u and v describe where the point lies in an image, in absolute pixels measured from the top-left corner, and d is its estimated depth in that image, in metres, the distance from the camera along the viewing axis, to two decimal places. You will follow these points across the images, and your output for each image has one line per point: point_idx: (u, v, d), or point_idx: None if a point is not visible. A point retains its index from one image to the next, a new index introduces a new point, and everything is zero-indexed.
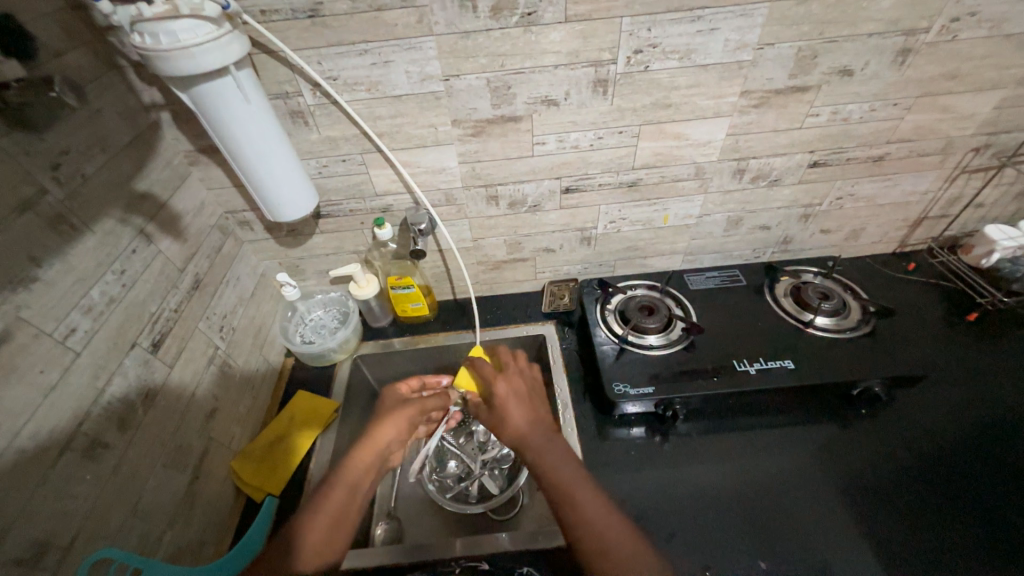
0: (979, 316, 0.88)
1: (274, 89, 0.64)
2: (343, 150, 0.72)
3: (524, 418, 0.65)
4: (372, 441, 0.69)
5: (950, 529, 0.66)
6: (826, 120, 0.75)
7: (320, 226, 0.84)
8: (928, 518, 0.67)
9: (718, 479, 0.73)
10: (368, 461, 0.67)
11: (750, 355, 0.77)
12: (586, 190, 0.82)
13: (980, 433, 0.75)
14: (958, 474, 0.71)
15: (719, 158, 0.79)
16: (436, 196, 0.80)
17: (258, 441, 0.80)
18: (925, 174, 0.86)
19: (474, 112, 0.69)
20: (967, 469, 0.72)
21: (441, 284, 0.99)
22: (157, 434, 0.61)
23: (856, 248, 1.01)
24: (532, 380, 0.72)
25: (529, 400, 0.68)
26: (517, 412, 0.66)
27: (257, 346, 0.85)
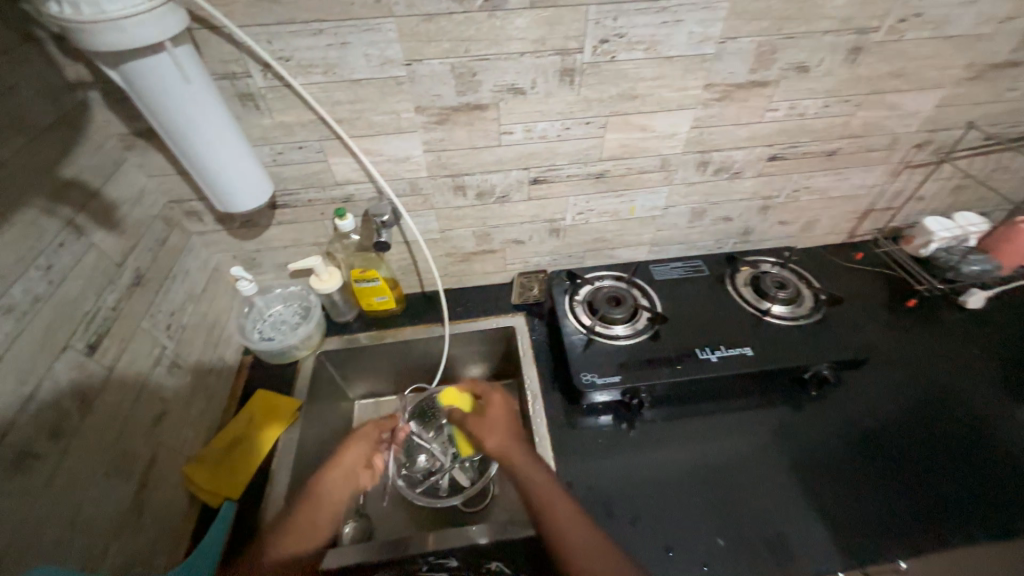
0: (917, 303, 0.95)
1: (220, 69, 0.60)
2: (298, 137, 0.68)
3: (502, 439, 0.75)
4: (340, 462, 0.77)
5: (891, 500, 0.70)
6: (784, 115, 0.77)
7: (276, 217, 0.80)
8: (871, 491, 0.71)
9: (680, 463, 0.75)
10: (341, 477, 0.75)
11: (712, 343, 0.80)
12: (554, 181, 0.81)
13: (916, 409, 0.81)
14: (897, 448, 0.76)
15: (683, 150, 0.80)
16: (400, 185, 0.77)
17: (215, 444, 0.76)
18: (873, 168, 0.90)
19: (439, 98, 0.67)
20: (905, 442, 0.77)
21: (407, 276, 0.96)
22: (97, 441, 0.57)
23: (810, 238, 1.05)
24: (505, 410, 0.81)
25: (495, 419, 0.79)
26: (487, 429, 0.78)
27: (210, 344, 0.80)
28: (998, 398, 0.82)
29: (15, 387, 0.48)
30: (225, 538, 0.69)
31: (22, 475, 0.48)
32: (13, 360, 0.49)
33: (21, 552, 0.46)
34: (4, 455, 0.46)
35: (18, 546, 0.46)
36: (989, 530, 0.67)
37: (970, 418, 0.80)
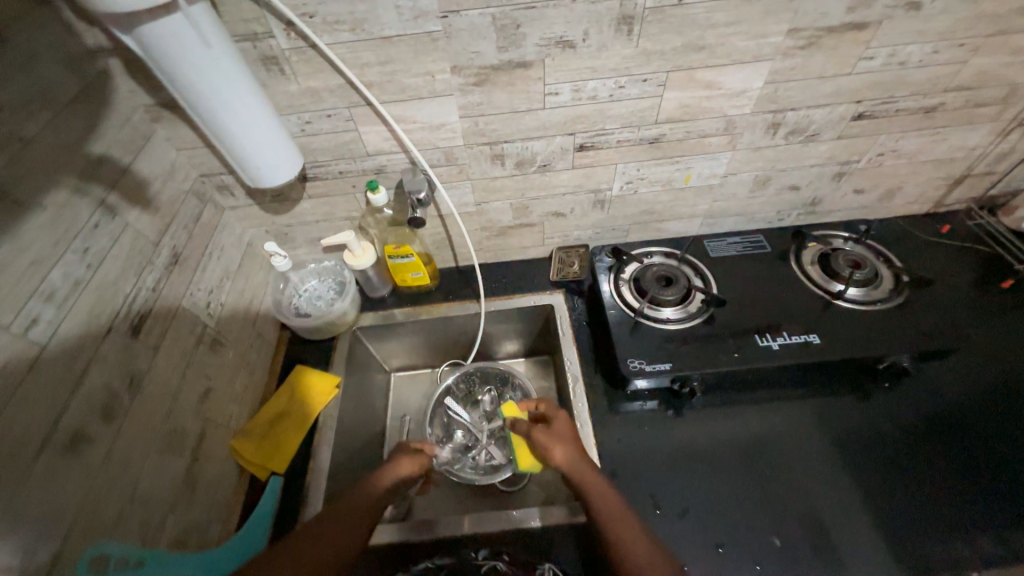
0: (1015, 284, 0.82)
1: (241, 29, 0.54)
2: (327, 104, 0.63)
3: (568, 450, 0.60)
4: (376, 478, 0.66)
5: (967, 505, 0.64)
6: (880, 64, 0.65)
7: (308, 191, 0.76)
8: (944, 493, 0.65)
9: (732, 455, 0.71)
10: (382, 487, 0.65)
11: (773, 329, 0.73)
12: (602, 148, 0.73)
13: (1002, 402, 0.72)
14: (977, 446, 0.69)
15: (753, 110, 0.70)
16: (434, 155, 0.72)
17: (259, 418, 0.77)
18: (979, 127, 0.77)
19: (477, 56, 0.59)
20: (987, 440, 0.69)
21: (442, 251, 0.92)
22: (148, 421, 0.58)
23: (888, 208, 0.93)
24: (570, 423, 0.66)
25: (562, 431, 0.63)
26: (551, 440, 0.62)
27: (248, 320, 0.80)
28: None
29: (64, 372, 0.48)
30: (274, 510, 0.71)
31: (79, 457, 0.49)
32: (60, 346, 0.48)
33: (84, 530, 0.48)
34: (60, 440, 0.47)
35: (81, 524, 0.48)
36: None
37: None
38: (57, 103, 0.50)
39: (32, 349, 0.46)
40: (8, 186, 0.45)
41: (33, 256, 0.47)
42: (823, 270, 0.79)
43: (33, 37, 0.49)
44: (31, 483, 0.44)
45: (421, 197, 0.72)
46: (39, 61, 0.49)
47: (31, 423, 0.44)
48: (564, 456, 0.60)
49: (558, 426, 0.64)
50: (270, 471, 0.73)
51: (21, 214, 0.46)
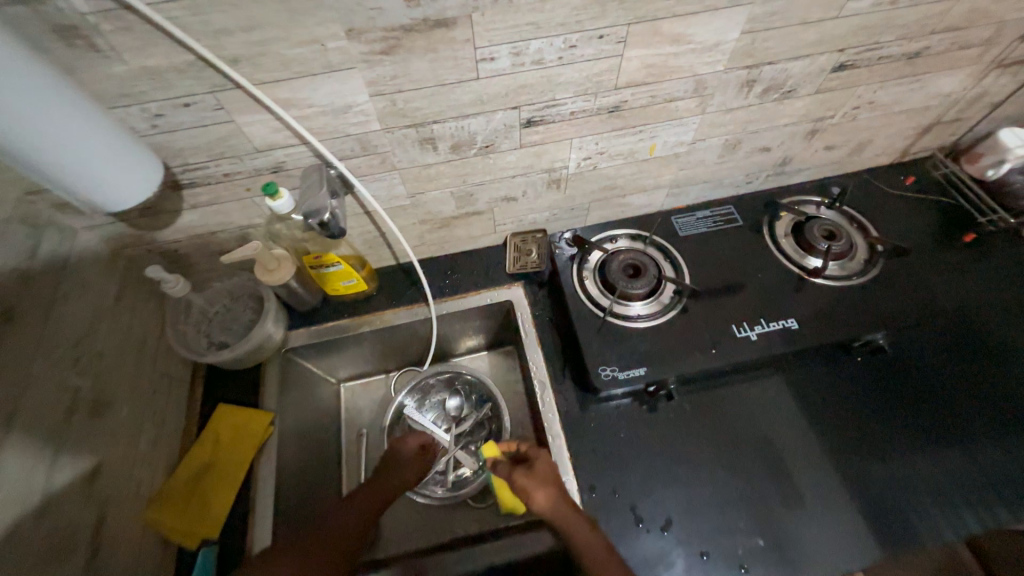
0: (977, 237, 0.81)
1: None
2: (179, 88, 0.46)
3: (550, 495, 0.57)
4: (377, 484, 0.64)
5: (937, 471, 0.64)
6: (869, 5, 0.55)
7: (187, 200, 0.60)
8: (916, 463, 0.65)
9: (713, 452, 0.67)
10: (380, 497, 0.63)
11: (750, 317, 0.69)
12: (554, 121, 0.61)
13: (965, 354, 0.71)
14: (944, 407, 0.68)
15: (726, 66, 0.59)
16: (345, 144, 0.57)
17: (179, 478, 0.65)
18: (957, 71, 0.70)
19: (379, 13, 0.44)
20: (952, 398, 0.69)
21: (377, 250, 0.79)
22: (12, 535, 0.45)
23: (857, 163, 0.88)
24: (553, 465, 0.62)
25: (543, 473, 0.59)
26: (532, 485, 0.58)
27: (144, 363, 0.65)
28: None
29: None
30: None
31: None
32: None
33: None
34: None
35: None
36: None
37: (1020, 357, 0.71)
38: None
39: None
40: None
41: None
42: (797, 243, 0.74)
43: None
44: None
45: (323, 219, 0.55)
46: None
47: None
48: (546, 502, 0.57)
49: (540, 468, 0.60)
50: (200, 538, 0.63)
51: None
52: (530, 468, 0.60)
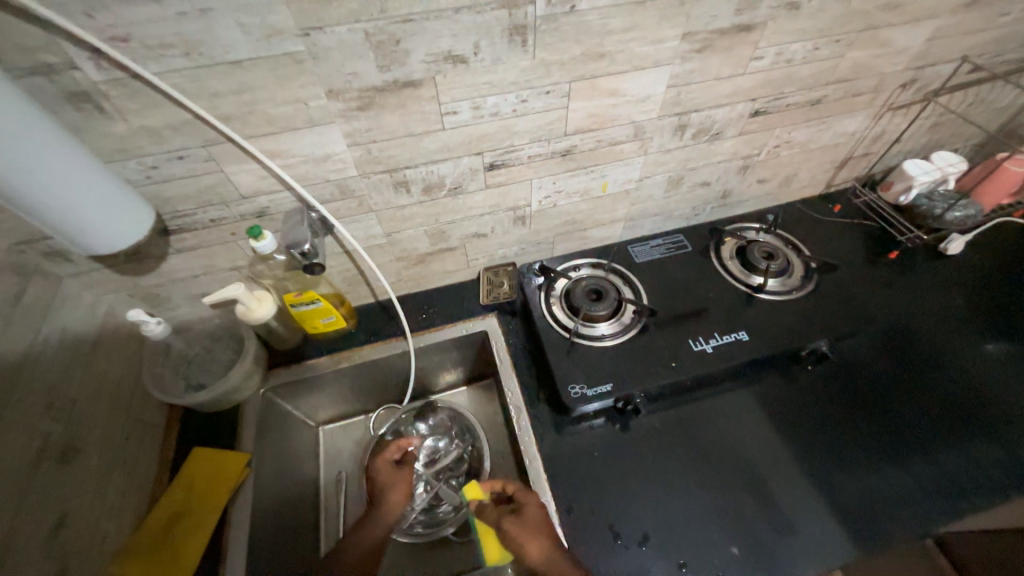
0: (899, 255, 0.91)
1: (25, 60, 0.42)
2: (174, 143, 0.52)
3: (544, 544, 0.56)
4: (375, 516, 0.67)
5: (895, 471, 0.68)
6: (769, 63, 0.67)
7: (174, 244, 0.63)
8: (878, 466, 0.68)
9: (685, 465, 0.69)
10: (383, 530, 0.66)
11: (704, 332, 0.75)
12: (514, 165, 0.69)
13: (903, 361, 0.78)
14: (893, 410, 0.73)
15: (659, 114, 0.69)
16: (325, 189, 0.62)
17: (147, 527, 0.63)
18: (857, 114, 0.83)
19: (355, 77, 0.51)
20: (899, 402, 0.74)
21: (355, 288, 0.83)
22: None
23: (789, 194, 0.99)
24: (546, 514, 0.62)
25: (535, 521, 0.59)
26: (524, 539, 0.57)
27: (119, 408, 0.65)
28: (968, 334, 0.82)
29: None
30: None
31: None
32: None
33: None
34: None
35: None
36: (979, 475, 0.68)
37: (950, 363, 0.78)
38: None
39: None
40: None
41: None
42: (742, 264, 0.82)
43: None
44: None
45: (306, 250, 0.61)
46: None
47: None
48: (541, 552, 0.56)
49: (531, 515, 0.60)
50: None
51: None
52: (520, 516, 0.60)
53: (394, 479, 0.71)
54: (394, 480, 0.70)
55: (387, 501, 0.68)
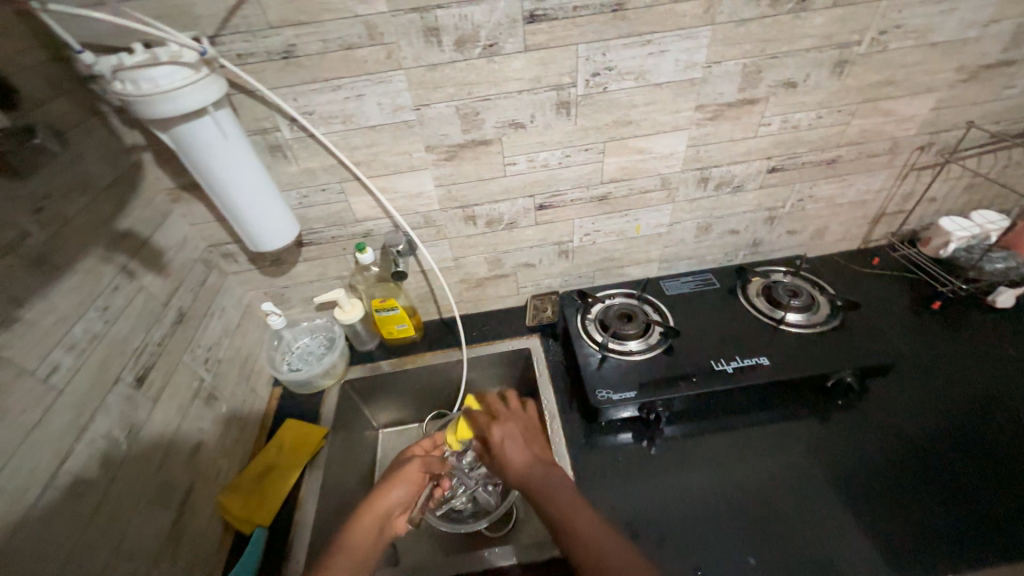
0: (943, 304, 0.93)
1: (252, 126, 0.67)
2: (321, 180, 0.75)
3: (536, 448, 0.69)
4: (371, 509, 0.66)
5: (941, 518, 0.66)
6: (778, 128, 0.80)
7: (303, 254, 0.86)
8: (921, 511, 0.67)
9: (709, 480, 0.74)
10: (376, 522, 0.65)
11: (727, 355, 0.83)
12: (560, 206, 0.86)
13: (951, 414, 0.77)
14: (941, 460, 0.72)
15: (682, 169, 0.83)
16: (414, 219, 0.83)
17: (246, 473, 0.78)
18: (877, 173, 0.91)
19: (446, 137, 0.72)
20: (947, 452, 0.73)
21: (425, 304, 1.01)
22: (142, 469, 0.61)
23: (822, 246, 1.05)
24: (525, 423, 0.74)
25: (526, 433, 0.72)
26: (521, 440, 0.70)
27: (243, 375, 0.85)
28: None
29: (73, 419, 0.53)
30: (258, 565, 0.70)
31: (75, 502, 0.51)
32: (72, 394, 0.53)
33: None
34: (62, 482, 0.50)
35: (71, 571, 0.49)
36: None
37: (1008, 419, 0.76)
38: (95, 188, 0.61)
39: (48, 396, 0.51)
40: (49, 254, 0.53)
41: (61, 315, 0.54)
42: (767, 300, 0.91)
43: (83, 139, 0.60)
44: (32, 523, 0.47)
45: (400, 248, 0.82)
46: (84, 155, 0.60)
47: (35, 468, 0.48)
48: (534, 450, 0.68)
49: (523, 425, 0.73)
50: (255, 525, 0.73)
51: (57, 279, 0.54)
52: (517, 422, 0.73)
53: (406, 474, 0.71)
54: (404, 472, 0.71)
55: (390, 491, 0.68)
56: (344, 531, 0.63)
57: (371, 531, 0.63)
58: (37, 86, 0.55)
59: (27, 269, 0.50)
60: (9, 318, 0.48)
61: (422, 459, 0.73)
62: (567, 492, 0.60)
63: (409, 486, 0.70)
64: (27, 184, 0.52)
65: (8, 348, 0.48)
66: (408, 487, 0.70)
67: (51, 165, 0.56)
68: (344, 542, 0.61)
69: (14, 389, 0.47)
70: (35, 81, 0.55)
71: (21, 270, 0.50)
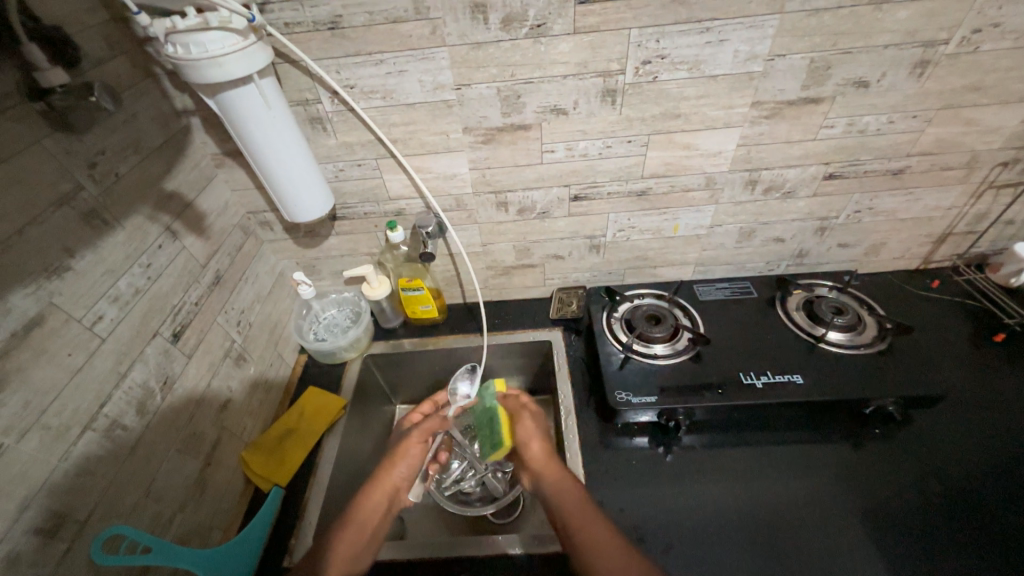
0: (1007, 338, 0.84)
1: (295, 96, 0.68)
2: (358, 155, 0.75)
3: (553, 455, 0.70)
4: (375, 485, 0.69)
5: (985, 571, 0.61)
6: (841, 132, 0.74)
7: (336, 227, 0.88)
8: (964, 563, 0.61)
9: (725, 495, 0.71)
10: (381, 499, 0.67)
11: (757, 369, 0.79)
12: (595, 198, 0.83)
13: (1010, 462, 0.70)
14: (996, 513, 0.66)
15: (730, 169, 0.79)
16: (447, 201, 0.82)
17: (268, 434, 0.81)
18: (949, 188, 0.83)
19: (485, 119, 0.71)
20: (1001, 504, 0.66)
21: (451, 287, 1.01)
22: (172, 421, 0.64)
23: (876, 263, 0.98)
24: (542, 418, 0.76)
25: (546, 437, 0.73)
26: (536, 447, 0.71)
27: (272, 341, 0.88)
28: None
29: (113, 366, 0.56)
30: (272, 521, 0.73)
31: (113, 444, 0.55)
32: (114, 343, 0.56)
33: (106, 513, 0.53)
34: (100, 425, 0.53)
35: (103, 507, 0.52)
36: None
37: None
38: (145, 148, 0.63)
39: (92, 343, 0.54)
40: (99, 210, 0.56)
41: (108, 267, 0.57)
42: (808, 316, 0.86)
43: (136, 99, 0.62)
44: (72, 459, 0.50)
45: (429, 231, 0.80)
46: (137, 116, 0.62)
47: (78, 407, 0.51)
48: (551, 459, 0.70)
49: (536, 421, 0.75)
50: (272, 484, 0.75)
51: (105, 232, 0.56)
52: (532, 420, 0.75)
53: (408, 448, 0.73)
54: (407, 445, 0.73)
55: (395, 468, 0.71)
56: (353, 506, 0.66)
57: (376, 507, 0.66)
58: (98, 46, 0.57)
59: (78, 220, 0.53)
60: (60, 267, 0.51)
61: (419, 432, 0.75)
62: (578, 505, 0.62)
63: (411, 460, 0.73)
64: (83, 140, 0.54)
65: (58, 296, 0.50)
66: (411, 462, 0.72)
67: (105, 124, 0.58)
68: (350, 516, 0.64)
69: (61, 334, 0.50)
70: (96, 41, 0.57)
71: (74, 221, 0.52)
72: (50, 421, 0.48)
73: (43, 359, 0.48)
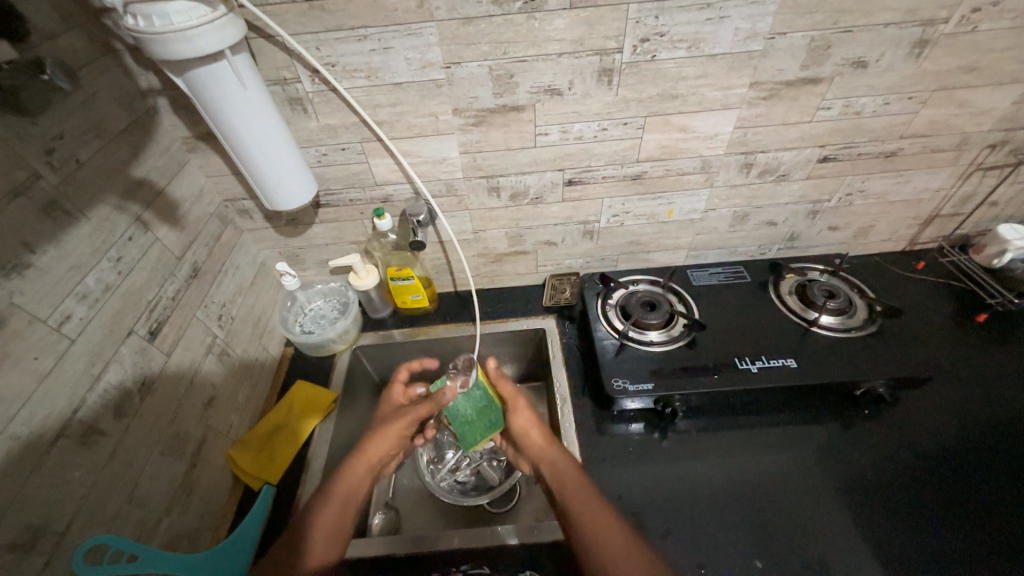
0: (989, 317, 0.88)
1: (272, 75, 0.63)
2: (342, 138, 0.71)
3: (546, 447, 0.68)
4: (352, 465, 0.65)
5: (966, 543, 0.63)
6: (838, 113, 0.73)
7: (320, 215, 0.84)
8: (943, 537, 0.64)
9: (719, 478, 0.72)
10: (361, 472, 0.65)
11: (751, 353, 0.80)
12: (590, 182, 0.81)
13: (987, 439, 0.73)
14: (975, 488, 0.68)
15: (726, 152, 0.77)
16: (437, 186, 0.79)
17: (256, 430, 0.78)
18: (939, 171, 0.83)
19: (475, 100, 0.67)
20: (979, 478, 0.69)
21: (441, 275, 0.98)
22: (154, 420, 0.61)
23: (864, 245, 0.99)
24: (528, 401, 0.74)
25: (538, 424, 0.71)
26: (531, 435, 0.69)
27: (256, 334, 0.85)
28: None
29: (85, 369, 0.52)
30: (265, 520, 0.71)
31: (89, 449, 0.52)
32: (85, 344, 0.53)
33: (85, 522, 0.50)
34: (74, 431, 0.50)
35: (83, 517, 0.50)
36: None
37: None
38: (108, 132, 0.58)
39: (60, 345, 0.50)
40: (60, 199, 0.51)
41: (74, 262, 0.52)
42: (801, 300, 0.87)
43: (95, 78, 0.57)
44: (45, 468, 0.47)
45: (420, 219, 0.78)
46: (97, 96, 0.57)
47: (51, 412, 0.48)
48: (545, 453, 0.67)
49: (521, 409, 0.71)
50: (263, 481, 0.73)
51: (68, 224, 0.52)
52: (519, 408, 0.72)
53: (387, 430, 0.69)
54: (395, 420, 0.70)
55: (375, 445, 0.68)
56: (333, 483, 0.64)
57: (361, 482, 0.65)
58: (47, 17, 0.52)
59: (37, 212, 0.49)
60: (20, 264, 0.47)
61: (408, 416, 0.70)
62: (580, 483, 0.62)
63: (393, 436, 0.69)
64: (37, 124, 0.50)
65: (20, 295, 0.46)
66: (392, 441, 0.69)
67: (60, 105, 0.53)
68: (330, 494, 0.62)
69: (25, 336, 0.46)
70: (44, 11, 0.51)
71: (31, 213, 0.48)
72: (20, 430, 0.45)
73: (6, 364, 0.45)
